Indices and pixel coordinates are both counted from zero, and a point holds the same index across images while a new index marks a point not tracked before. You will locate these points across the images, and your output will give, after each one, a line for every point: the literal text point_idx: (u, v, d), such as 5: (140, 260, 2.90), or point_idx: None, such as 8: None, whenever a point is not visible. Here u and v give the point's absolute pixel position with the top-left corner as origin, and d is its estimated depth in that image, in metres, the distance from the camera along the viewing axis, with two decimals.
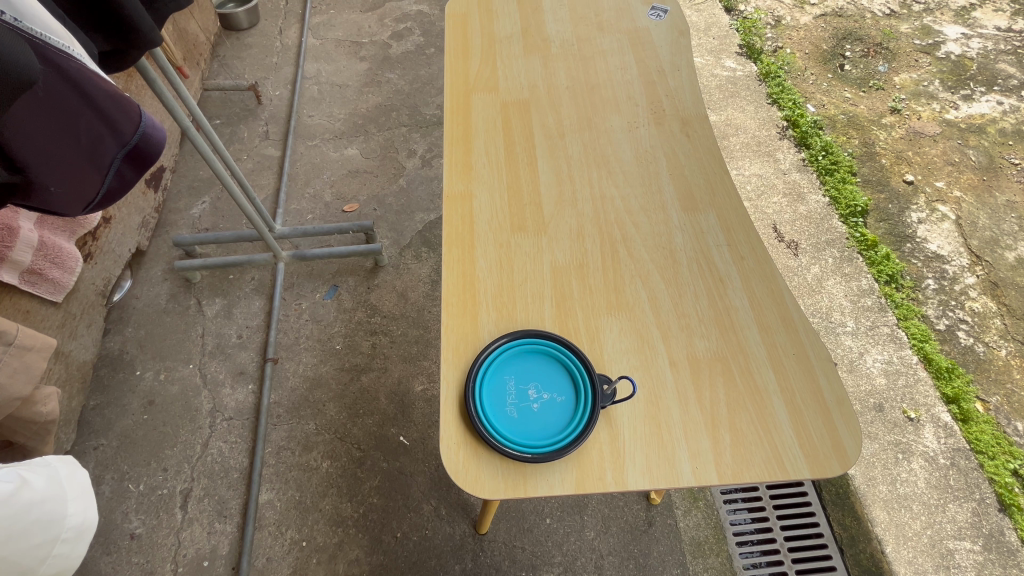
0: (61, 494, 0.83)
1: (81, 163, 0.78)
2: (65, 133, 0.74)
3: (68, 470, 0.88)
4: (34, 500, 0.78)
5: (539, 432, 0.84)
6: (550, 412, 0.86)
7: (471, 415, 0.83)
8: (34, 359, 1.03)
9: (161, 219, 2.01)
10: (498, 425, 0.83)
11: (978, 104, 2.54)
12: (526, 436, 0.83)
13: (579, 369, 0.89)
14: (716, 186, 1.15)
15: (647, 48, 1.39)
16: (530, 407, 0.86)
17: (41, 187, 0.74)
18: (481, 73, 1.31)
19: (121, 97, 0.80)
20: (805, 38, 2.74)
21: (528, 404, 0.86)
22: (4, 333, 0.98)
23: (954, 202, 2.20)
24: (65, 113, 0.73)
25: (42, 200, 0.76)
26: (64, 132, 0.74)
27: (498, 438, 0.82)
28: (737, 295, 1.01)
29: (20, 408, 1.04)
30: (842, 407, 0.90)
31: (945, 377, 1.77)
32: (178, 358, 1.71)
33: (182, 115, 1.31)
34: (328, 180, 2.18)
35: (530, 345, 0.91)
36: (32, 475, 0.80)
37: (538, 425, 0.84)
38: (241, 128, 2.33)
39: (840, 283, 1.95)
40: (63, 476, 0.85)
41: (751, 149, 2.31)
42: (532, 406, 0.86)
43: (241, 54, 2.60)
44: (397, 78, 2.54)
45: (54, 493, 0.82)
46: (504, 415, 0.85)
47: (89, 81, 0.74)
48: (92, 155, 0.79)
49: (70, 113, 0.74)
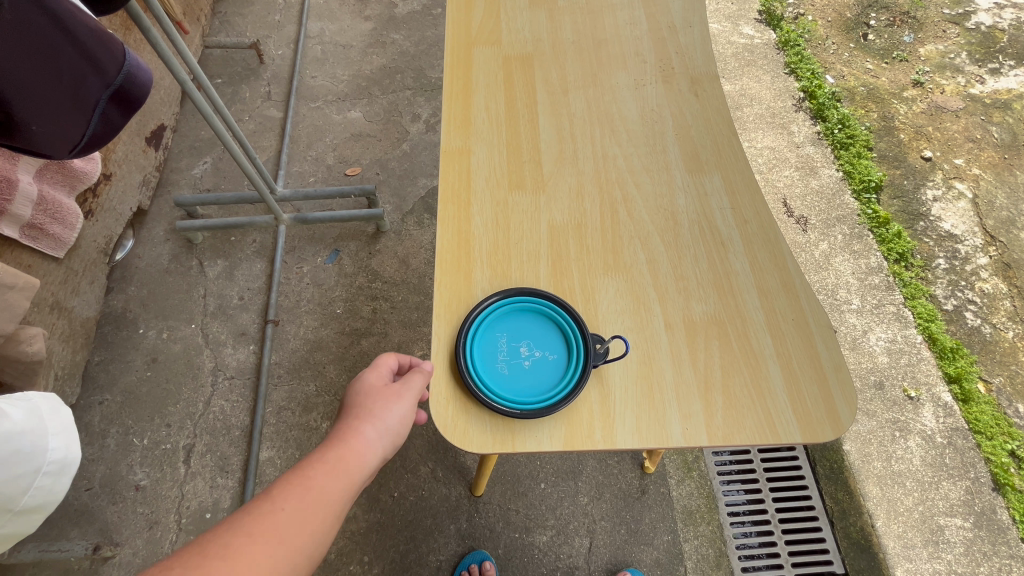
0: (40, 428, 0.80)
1: (64, 102, 0.75)
2: (44, 67, 0.72)
3: (51, 405, 0.83)
4: (9, 435, 0.75)
5: (530, 389, 0.84)
6: (542, 369, 0.86)
7: (461, 369, 0.83)
8: (16, 298, 1.04)
9: (162, 178, 2.00)
10: (490, 382, 0.83)
11: (1005, 79, 2.44)
12: (518, 392, 0.83)
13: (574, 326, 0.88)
14: (722, 148, 1.12)
15: (659, 4, 1.33)
16: (521, 364, 0.86)
17: (22, 125, 0.73)
18: (484, 24, 1.26)
19: (102, 35, 0.78)
20: (829, 5, 2.63)
21: (521, 361, 0.86)
22: None
23: (973, 179, 2.14)
24: (45, 47, 0.71)
25: (27, 139, 0.75)
26: (44, 66, 0.71)
27: (490, 395, 0.82)
28: (738, 259, 0.99)
29: (4, 345, 1.06)
30: (838, 373, 0.89)
31: (948, 357, 1.76)
32: (180, 318, 1.73)
33: (181, 72, 1.26)
34: (331, 143, 2.14)
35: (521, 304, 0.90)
36: (10, 407, 0.76)
37: (530, 381, 0.85)
38: (243, 88, 2.28)
39: (847, 260, 1.91)
40: (43, 408, 0.82)
41: (764, 122, 2.23)
42: (524, 362, 0.86)
43: (243, 11, 2.53)
44: (402, 39, 2.46)
45: (33, 428, 0.79)
46: (496, 372, 0.85)
47: (67, 14, 0.72)
48: (75, 95, 0.76)
49: (49, 47, 0.71)
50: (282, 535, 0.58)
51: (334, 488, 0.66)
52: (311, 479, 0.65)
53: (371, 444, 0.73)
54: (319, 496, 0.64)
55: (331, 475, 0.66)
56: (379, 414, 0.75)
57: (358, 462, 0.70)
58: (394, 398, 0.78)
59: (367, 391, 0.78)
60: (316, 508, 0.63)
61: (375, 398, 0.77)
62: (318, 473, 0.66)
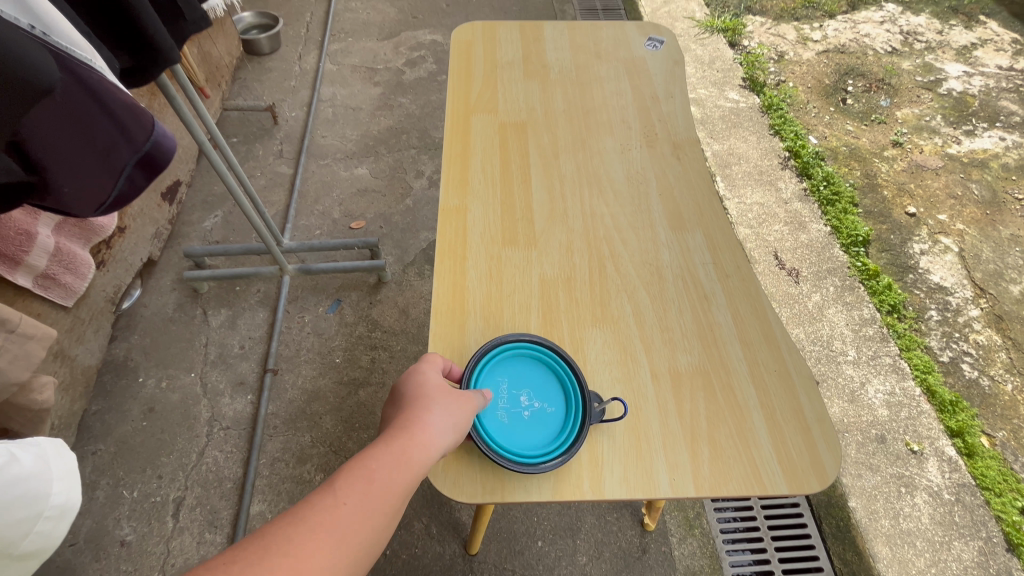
0: (44, 471, 0.80)
1: (95, 167, 0.80)
2: (82, 138, 0.76)
3: (54, 449, 0.85)
4: (19, 475, 0.76)
5: (526, 442, 0.84)
6: (540, 422, 0.86)
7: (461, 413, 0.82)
8: (34, 347, 1.07)
9: (173, 230, 2.07)
10: (487, 429, 0.84)
11: (980, 140, 2.57)
12: (515, 444, 0.84)
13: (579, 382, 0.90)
14: (703, 207, 1.18)
15: (643, 76, 1.44)
16: (520, 414, 0.87)
17: (55, 187, 0.76)
18: (482, 94, 1.37)
19: (136, 108, 0.83)
20: (808, 73, 2.81)
21: (520, 411, 0.87)
22: (7, 319, 1.02)
23: (957, 234, 2.21)
24: (85, 119, 0.76)
25: (57, 200, 0.78)
26: (82, 137, 0.76)
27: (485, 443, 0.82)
28: (721, 312, 1.02)
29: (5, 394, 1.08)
30: (822, 424, 0.90)
31: (948, 410, 1.75)
32: (180, 367, 1.74)
33: (200, 132, 1.35)
34: (338, 198, 2.24)
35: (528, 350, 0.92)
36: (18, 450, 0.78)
37: (528, 433, 0.85)
38: (257, 147, 2.41)
39: (841, 312, 1.94)
40: (51, 452, 0.84)
41: (752, 179, 2.33)
42: (523, 413, 0.87)
43: (261, 77, 2.72)
44: (408, 102, 2.63)
45: (37, 470, 0.79)
46: (495, 420, 0.86)
47: (108, 92, 0.77)
48: (106, 160, 0.81)
49: (87, 120, 0.76)
50: (347, 533, 0.56)
51: (398, 485, 0.64)
52: (374, 473, 0.63)
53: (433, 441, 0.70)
54: (382, 490, 0.62)
55: (393, 469, 0.64)
56: (440, 411, 0.74)
57: (421, 460, 0.68)
58: (454, 400, 0.77)
59: (426, 388, 0.77)
60: (379, 505, 0.61)
61: (435, 395, 0.76)
62: (383, 466, 0.64)
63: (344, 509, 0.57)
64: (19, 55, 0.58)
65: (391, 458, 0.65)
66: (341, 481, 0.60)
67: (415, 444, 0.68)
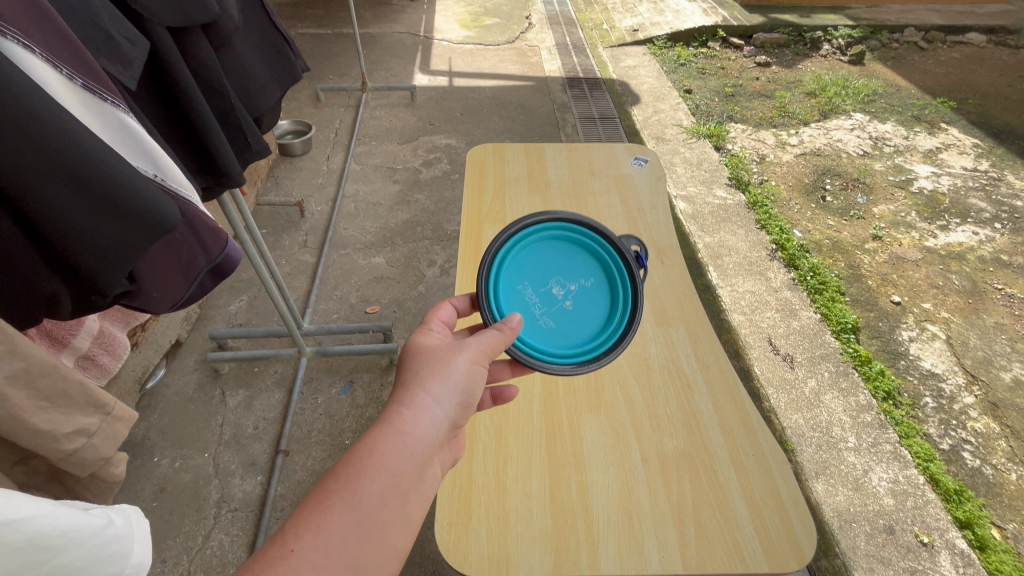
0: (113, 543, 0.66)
1: (177, 276, 0.93)
2: (173, 253, 0.90)
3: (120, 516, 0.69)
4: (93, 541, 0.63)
5: (587, 326, 0.93)
6: (582, 300, 0.95)
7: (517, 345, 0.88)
8: (123, 428, 1.00)
9: (201, 313, 2.23)
10: (547, 339, 0.91)
11: (955, 234, 2.75)
12: (580, 337, 0.92)
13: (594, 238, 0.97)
14: (685, 304, 1.32)
15: (631, 190, 1.65)
16: (564, 305, 0.94)
17: (147, 294, 0.88)
18: (493, 205, 1.57)
19: (218, 230, 0.98)
20: (788, 174, 3.09)
21: (560, 302, 0.94)
22: (105, 402, 0.96)
23: (943, 322, 2.31)
24: (175, 241, 0.90)
25: (145, 304, 0.90)
26: (173, 253, 0.90)
27: (558, 351, 0.90)
28: (703, 400, 1.14)
29: None
30: (797, 505, 0.99)
31: (954, 500, 1.75)
32: (195, 447, 1.80)
33: (238, 221, 1.50)
34: (355, 284, 2.41)
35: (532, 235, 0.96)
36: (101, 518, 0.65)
37: (581, 320, 0.93)
38: (284, 237, 2.64)
39: (838, 398, 1.99)
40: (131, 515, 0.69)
41: (743, 269, 2.49)
42: (565, 303, 0.94)
43: (293, 176, 3.02)
44: (424, 198, 2.89)
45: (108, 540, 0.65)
46: (546, 326, 0.92)
47: (196, 216, 0.92)
48: (186, 270, 0.94)
49: (178, 239, 0.90)
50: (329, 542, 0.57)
51: (370, 507, 0.61)
52: (337, 501, 0.60)
53: (419, 423, 0.70)
54: (350, 519, 0.59)
55: (371, 479, 0.62)
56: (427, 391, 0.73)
57: (409, 441, 0.68)
58: (438, 367, 0.75)
59: (409, 375, 0.75)
60: (347, 536, 0.58)
61: (415, 387, 0.73)
62: (346, 490, 0.61)
63: (298, 556, 0.55)
64: (150, 202, 0.70)
65: (356, 481, 0.62)
66: (291, 525, 0.57)
67: (385, 456, 0.65)
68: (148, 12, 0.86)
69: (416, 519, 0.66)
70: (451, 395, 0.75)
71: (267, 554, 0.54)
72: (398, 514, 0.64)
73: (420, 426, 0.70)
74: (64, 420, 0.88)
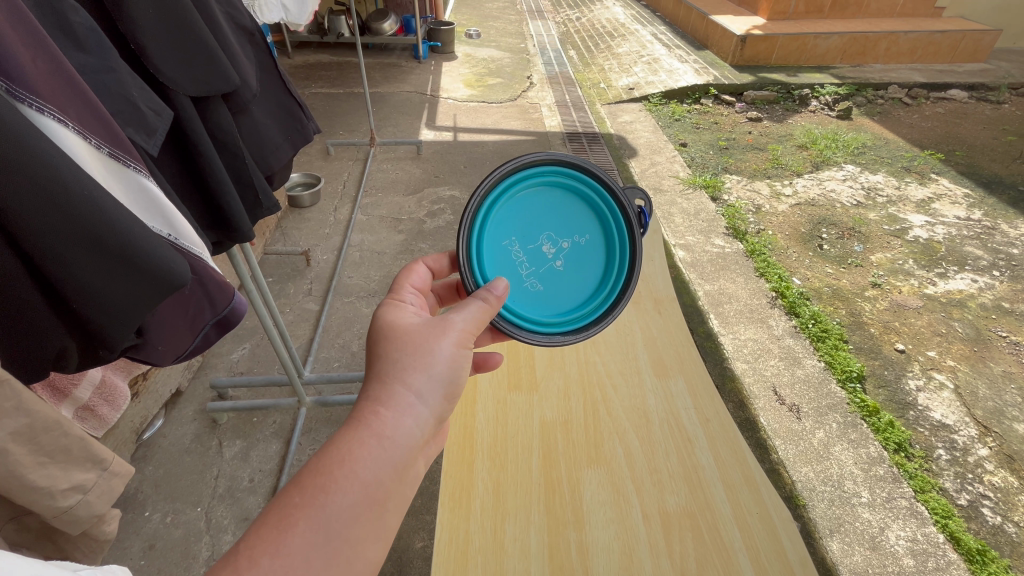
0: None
1: (182, 330, 0.96)
2: (180, 307, 0.93)
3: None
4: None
5: (574, 292, 0.98)
6: (571, 263, 0.99)
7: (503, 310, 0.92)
8: (118, 483, 1.00)
9: (203, 361, 2.23)
10: (532, 305, 0.95)
11: (954, 281, 2.77)
12: (563, 306, 0.97)
13: (591, 192, 0.98)
14: (683, 355, 1.33)
15: None
16: (553, 266, 0.98)
17: (152, 347, 0.90)
18: None
19: (225, 284, 1.00)
20: (785, 223, 3.15)
21: (551, 263, 0.98)
22: (103, 457, 0.97)
23: (949, 370, 2.29)
24: (183, 296, 0.93)
25: (149, 357, 0.92)
26: (179, 307, 0.93)
27: (542, 316, 0.95)
28: (703, 454, 1.12)
29: None
30: (806, 568, 0.95)
31: (978, 561, 1.67)
32: (188, 500, 1.75)
33: (245, 271, 1.53)
34: (358, 332, 2.42)
35: (526, 187, 0.95)
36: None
37: (568, 285, 0.98)
38: (289, 285, 2.68)
39: (847, 450, 1.94)
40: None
41: (744, 316, 2.49)
42: (555, 264, 0.98)
43: (300, 226, 3.11)
44: (428, 248, 2.95)
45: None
46: (531, 290, 0.96)
47: (207, 273, 0.95)
48: (191, 324, 0.97)
49: (187, 294, 0.94)
50: (292, 561, 0.57)
51: (337, 523, 0.61)
52: (301, 518, 0.59)
53: (394, 423, 0.69)
54: (314, 537, 0.59)
55: (338, 490, 0.62)
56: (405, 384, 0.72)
57: (382, 445, 0.67)
58: (417, 353, 0.74)
59: (386, 364, 0.73)
60: (312, 554, 0.59)
61: (393, 384, 0.71)
62: (311, 508, 0.60)
63: None
64: (163, 263, 0.74)
65: (322, 496, 0.61)
66: (252, 542, 0.57)
67: (356, 469, 0.64)
68: (173, 83, 0.93)
69: (390, 528, 0.68)
70: (431, 387, 0.74)
71: (221, 573, 0.54)
72: (368, 525, 0.64)
73: (396, 428, 0.69)
74: (61, 476, 0.88)
